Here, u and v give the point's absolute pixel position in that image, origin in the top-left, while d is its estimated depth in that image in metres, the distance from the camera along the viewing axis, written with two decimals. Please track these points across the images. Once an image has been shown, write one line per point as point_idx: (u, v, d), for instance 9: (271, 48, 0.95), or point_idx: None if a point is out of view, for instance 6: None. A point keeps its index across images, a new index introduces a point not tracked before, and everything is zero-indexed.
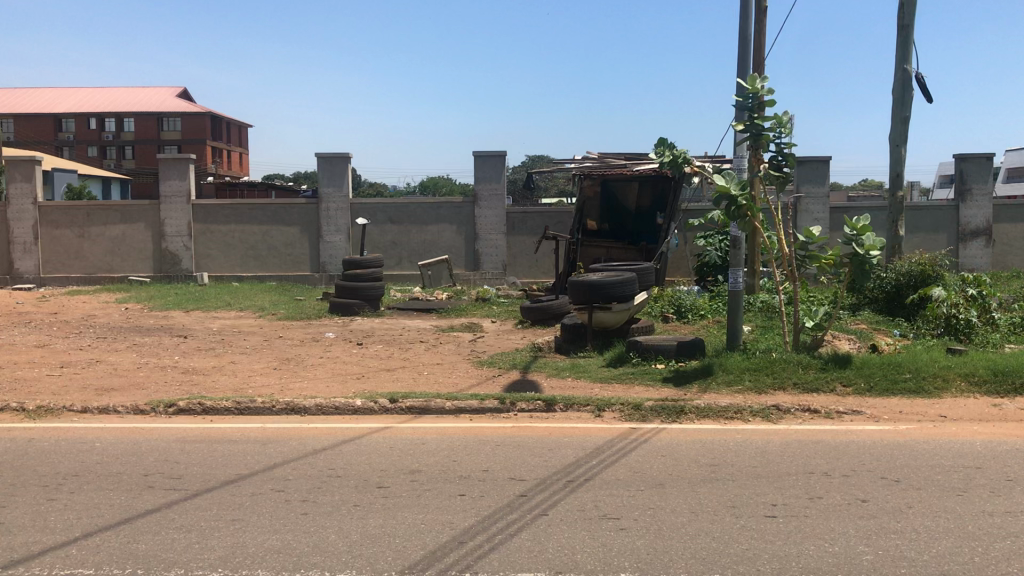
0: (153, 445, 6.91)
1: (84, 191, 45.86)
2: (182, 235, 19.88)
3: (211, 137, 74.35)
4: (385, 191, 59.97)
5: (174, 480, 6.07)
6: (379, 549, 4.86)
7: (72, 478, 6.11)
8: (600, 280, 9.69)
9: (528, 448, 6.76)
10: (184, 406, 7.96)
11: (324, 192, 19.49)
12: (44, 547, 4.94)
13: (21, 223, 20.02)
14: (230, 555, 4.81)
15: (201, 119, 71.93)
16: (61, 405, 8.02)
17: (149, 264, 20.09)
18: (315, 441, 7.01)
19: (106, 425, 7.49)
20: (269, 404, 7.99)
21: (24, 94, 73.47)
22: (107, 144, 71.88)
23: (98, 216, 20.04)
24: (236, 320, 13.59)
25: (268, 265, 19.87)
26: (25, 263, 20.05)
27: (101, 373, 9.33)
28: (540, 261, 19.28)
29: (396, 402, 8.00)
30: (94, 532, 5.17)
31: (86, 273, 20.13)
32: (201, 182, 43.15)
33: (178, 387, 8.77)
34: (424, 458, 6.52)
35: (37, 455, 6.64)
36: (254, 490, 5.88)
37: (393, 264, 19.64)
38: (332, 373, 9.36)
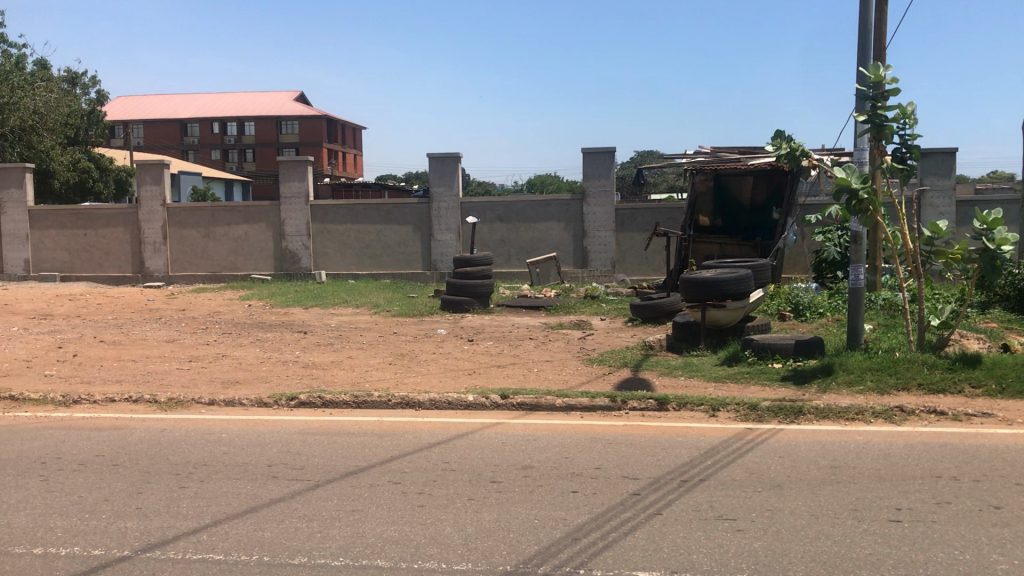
0: (275, 437, 7.14)
1: (209, 192, 47.75)
2: (301, 235, 20.50)
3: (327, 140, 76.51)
4: (496, 191, 60.55)
5: (297, 471, 6.27)
6: (493, 543, 4.92)
7: (201, 467, 6.39)
8: (714, 277, 9.53)
9: (641, 447, 6.71)
10: (305, 400, 8.21)
11: (435, 192, 19.82)
12: (177, 533, 5.19)
13: (151, 224, 21.02)
14: (351, 545, 4.95)
15: (316, 122, 73.78)
16: (191, 397, 8.40)
17: (269, 262, 20.79)
18: (429, 434, 7.14)
19: (231, 417, 7.81)
20: (385, 398, 8.16)
21: (153, 102, 77.55)
22: (230, 147, 75.03)
23: (221, 216, 20.85)
24: (353, 316, 13.90)
25: (381, 263, 20.32)
26: (155, 262, 21.06)
27: (227, 367, 9.72)
28: (649, 258, 19.13)
29: (507, 398, 8.06)
30: (223, 519, 5.39)
31: (211, 272, 20.97)
32: (317, 186, 44.63)
33: (299, 380, 9.06)
34: (538, 454, 6.56)
35: (169, 445, 6.97)
36: (372, 481, 6.03)
37: (503, 262, 19.81)
38: (445, 369, 9.49)
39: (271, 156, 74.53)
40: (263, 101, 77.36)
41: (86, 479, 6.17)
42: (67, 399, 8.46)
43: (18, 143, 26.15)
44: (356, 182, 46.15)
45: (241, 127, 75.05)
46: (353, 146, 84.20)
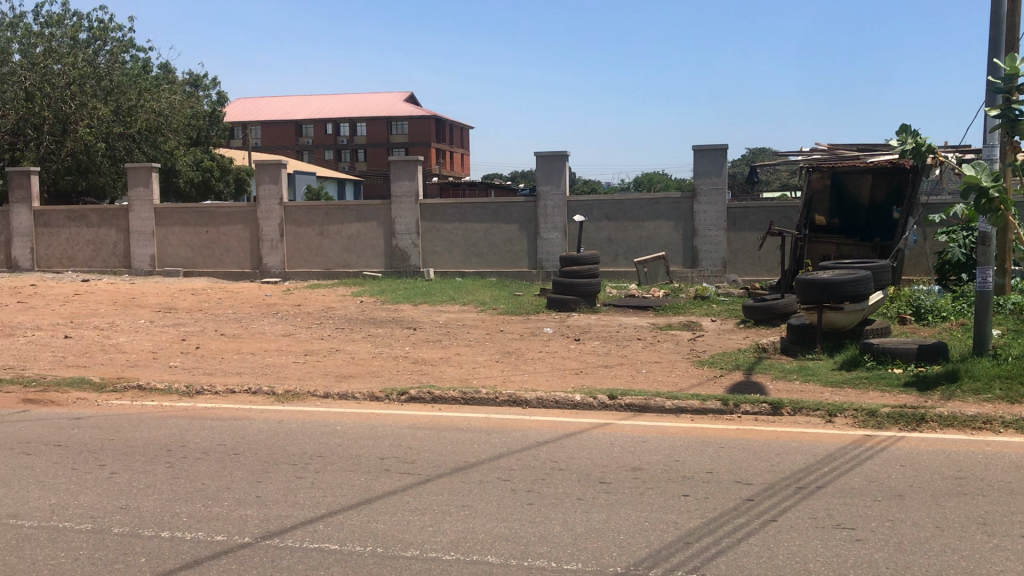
0: (388, 431, 7.27)
1: (323, 190, 49.18)
2: (411, 233, 20.84)
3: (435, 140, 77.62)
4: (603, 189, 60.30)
5: (408, 465, 6.37)
6: (603, 544, 4.88)
7: (317, 459, 6.56)
8: (832, 278, 9.24)
9: (755, 452, 6.55)
10: (415, 395, 8.33)
11: (543, 190, 19.85)
12: (295, 522, 5.34)
13: (268, 222, 21.72)
14: (461, 539, 5.00)
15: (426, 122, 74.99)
16: (306, 390, 8.64)
17: (380, 260, 21.21)
18: (537, 433, 7.15)
19: (344, 410, 7.99)
20: (493, 395, 8.21)
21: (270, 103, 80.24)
22: (342, 147, 76.99)
23: (335, 215, 21.39)
24: (460, 314, 14.06)
25: (488, 262, 20.48)
26: (272, 258, 21.76)
27: (340, 362, 9.96)
28: (762, 258, 18.71)
29: (615, 399, 8.00)
30: (338, 510, 5.52)
31: (324, 269, 21.53)
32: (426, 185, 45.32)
33: (409, 376, 9.22)
34: (647, 456, 6.48)
35: (286, 436, 7.18)
36: (481, 478, 6.07)
37: (610, 260, 19.71)
38: (553, 368, 9.49)
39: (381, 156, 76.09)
40: (373, 101, 79.04)
41: (210, 467, 6.42)
42: (190, 389, 8.82)
43: (146, 143, 27.44)
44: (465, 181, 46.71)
45: (353, 128, 76.95)
46: (460, 145, 85.18)
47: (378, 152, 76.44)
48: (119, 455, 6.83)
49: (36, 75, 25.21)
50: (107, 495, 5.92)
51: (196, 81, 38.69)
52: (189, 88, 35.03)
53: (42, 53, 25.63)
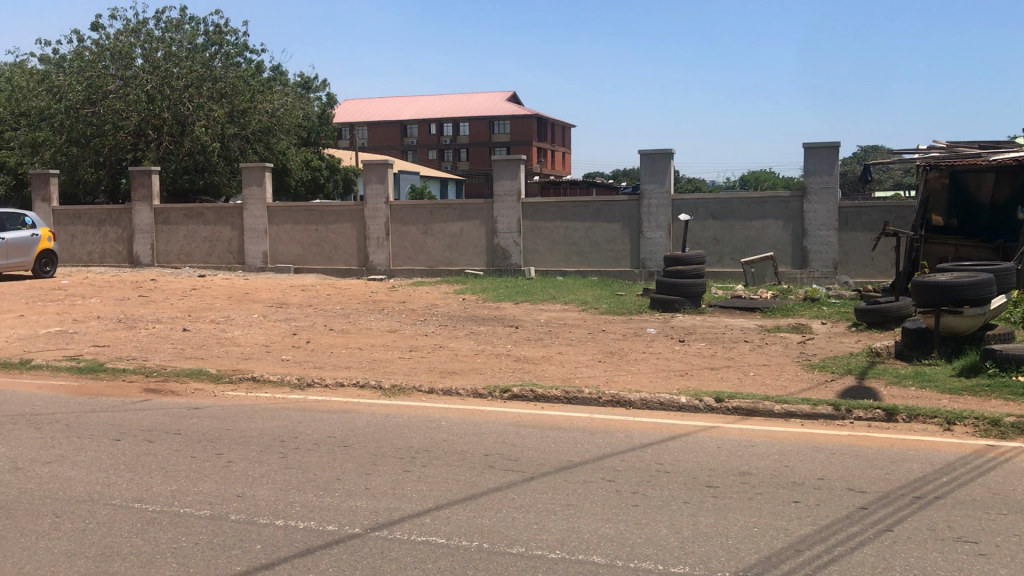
0: (492, 428, 7.32)
1: (426, 189, 49.91)
2: (513, 231, 20.94)
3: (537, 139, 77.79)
4: (707, 187, 59.29)
5: (513, 462, 6.40)
6: (711, 548, 4.81)
7: (423, 453, 6.66)
8: (950, 281, 8.88)
9: (868, 459, 6.34)
10: (518, 393, 8.37)
11: (646, 189, 19.66)
12: (402, 515, 5.43)
13: (374, 221, 22.14)
14: (566, 539, 4.99)
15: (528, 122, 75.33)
16: (411, 385, 8.78)
17: (482, 258, 21.39)
18: (641, 434, 7.09)
19: (448, 406, 8.09)
20: (596, 395, 8.17)
21: (375, 104, 82.01)
22: (446, 147, 77.96)
23: (438, 214, 21.67)
24: (562, 313, 14.05)
25: (590, 261, 20.42)
26: (378, 256, 22.19)
27: (444, 358, 10.08)
28: (875, 259, 18.13)
29: (722, 401, 7.86)
30: (445, 505, 5.58)
31: (428, 267, 21.84)
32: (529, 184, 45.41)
33: (512, 373, 9.27)
34: (755, 461, 6.35)
35: (393, 430, 7.31)
36: (586, 478, 6.05)
37: (715, 261, 19.39)
38: (657, 369, 9.39)
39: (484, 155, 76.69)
40: (476, 101, 79.71)
41: (321, 458, 6.59)
42: (301, 382, 9.08)
43: (258, 143, 28.35)
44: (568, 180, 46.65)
45: (456, 128, 77.96)
46: (562, 143, 85.14)
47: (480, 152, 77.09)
48: (235, 444, 7.08)
49: (157, 79, 26.32)
50: (225, 482, 6.14)
51: (305, 82, 39.71)
52: (299, 90, 36.04)
53: (162, 57, 26.63)
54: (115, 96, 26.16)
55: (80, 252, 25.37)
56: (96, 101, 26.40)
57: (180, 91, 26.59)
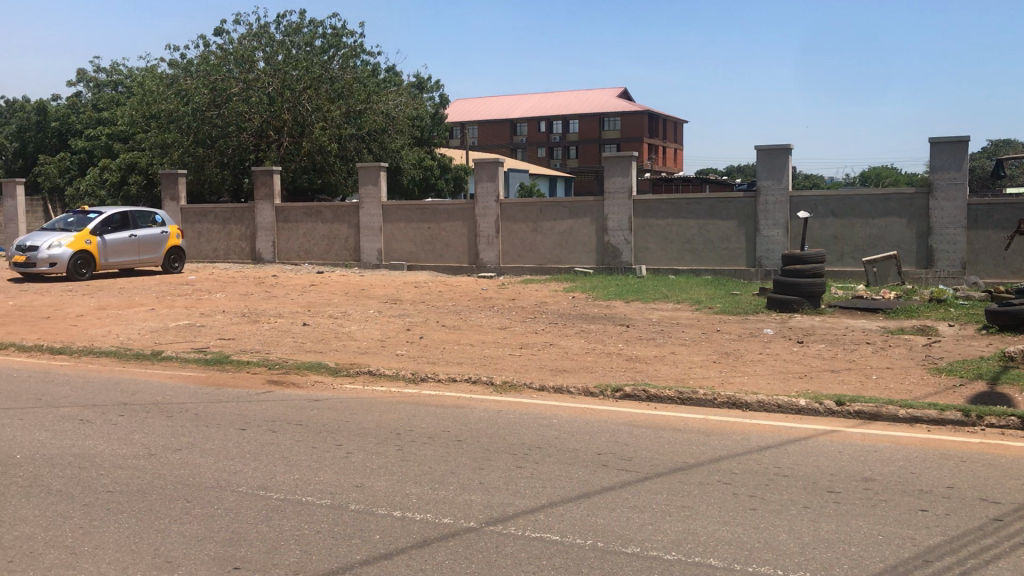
0: (604, 427, 7.29)
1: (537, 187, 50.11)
2: (624, 229, 20.80)
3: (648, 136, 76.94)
4: (825, 183, 57.45)
5: (627, 462, 6.36)
6: (833, 555, 4.67)
7: (536, 450, 6.68)
8: None
9: (1003, 469, 6.03)
10: (630, 392, 8.30)
11: (762, 185, 19.22)
12: (517, 511, 5.46)
13: (485, 218, 22.35)
14: (682, 540, 4.92)
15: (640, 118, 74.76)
16: (523, 382, 8.83)
17: (592, 256, 21.32)
18: (759, 437, 6.94)
19: (561, 404, 8.10)
20: (711, 396, 8.05)
21: (487, 103, 83.20)
22: (555, 145, 78.14)
23: (549, 211, 21.70)
24: (675, 312, 13.88)
25: (703, 259, 20.11)
26: (488, 254, 22.39)
27: (556, 356, 10.09)
28: (1008, 259, 17.31)
29: (843, 405, 7.62)
30: (558, 502, 5.59)
31: (538, 265, 21.91)
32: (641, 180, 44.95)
33: (624, 373, 9.21)
34: (879, 467, 6.13)
35: (507, 426, 7.38)
36: (701, 479, 5.96)
37: (835, 260, 18.81)
38: (773, 371, 9.17)
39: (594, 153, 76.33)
40: (587, 98, 79.33)
41: (437, 452, 6.70)
42: (415, 376, 9.26)
43: (373, 143, 29.00)
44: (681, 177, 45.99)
45: (566, 124, 77.66)
46: (673, 140, 84.06)
47: (591, 150, 76.82)
48: (353, 435, 7.27)
49: (278, 81, 27.23)
50: (345, 473, 6.30)
51: (419, 83, 40.33)
52: (412, 89, 36.63)
53: (282, 60, 27.54)
54: (238, 99, 27.12)
55: (206, 249, 26.51)
56: (220, 103, 27.48)
57: (299, 92, 27.44)
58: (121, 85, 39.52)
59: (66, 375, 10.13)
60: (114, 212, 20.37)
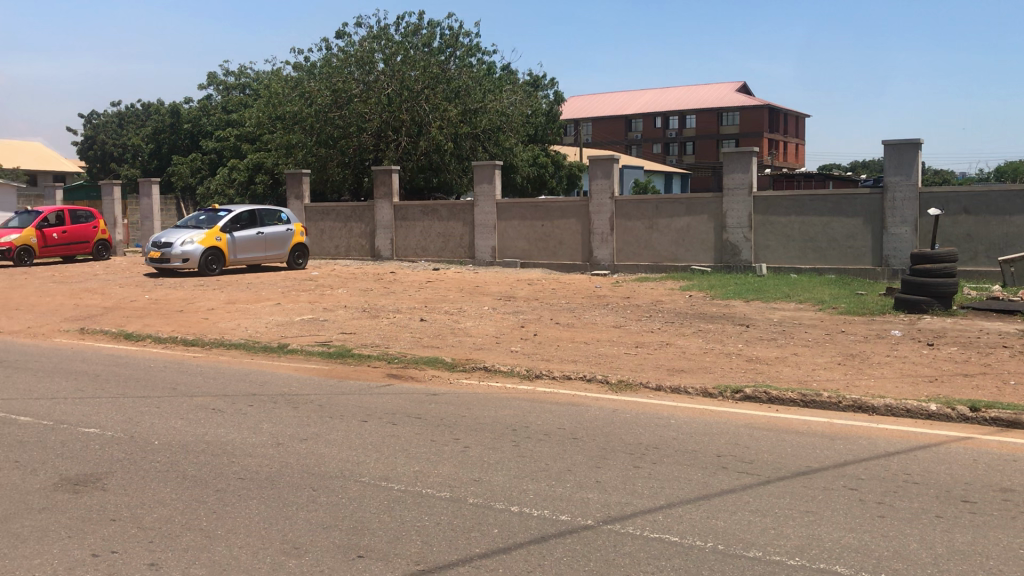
0: (723, 428, 7.18)
1: (652, 183, 49.56)
2: (743, 227, 20.37)
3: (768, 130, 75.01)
4: (958, 178, 54.77)
5: (747, 464, 6.24)
6: (969, 567, 4.47)
7: (653, 450, 6.63)
8: None
9: None
10: (750, 394, 8.14)
11: (890, 181, 18.54)
12: (635, 510, 5.43)
13: (600, 216, 22.27)
14: (807, 546, 4.80)
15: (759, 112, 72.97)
16: (640, 381, 8.77)
17: (710, 254, 20.97)
18: (887, 442, 6.69)
19: (678, 404, 8.01)
20: (835, 399, 7.80)
21: (602, 99, 83.02)
22: (671, 141, 77.18)
23: (665, 209, 21.46)
24: (796, 312, 13.52)
25: (826, 258, 19.53)
26: (602, 252, 22.30)
27: (673, 355, 9.98)
28: None
29: (977, 411, 7.27)
30: (677, 503, 5.53)
31: (653, 263, 21.70)
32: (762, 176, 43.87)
33: (744, 374, 9.03)
34: (1019, 478, 5.82)
35: (623, 425, 7.34)
36: (825, 484, 5.79)
37: (968, 259, 17.98)
38: (902, 374, 8.83)
39: (712, 148, 75.01)
40: (704, 92, 77.98)
41: (552, 449, 6.72)
42: (530, 373, 9.32)
43: (489, 141, 29.28)
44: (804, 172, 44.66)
45: (683, 120, 76.54)
46: (794, 134, 81.73)
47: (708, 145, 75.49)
48: (470, 430, 7.37)
49: (397, 82, 27.82)
50: (463, 467, 6.40)
51: (535, 81, 40.45)
52: (527, 87, 36.78)
53: (400, 61, 28.01)
54: (358, 100, 28.00)
55: (328, 246, 27.35)
56: (342, 104, 28.43)
57: (417, 91, 27.97)
58: (249, 88, 41.16)
59: (199, 366, 10.63)
60: (242, 211, 21.26)
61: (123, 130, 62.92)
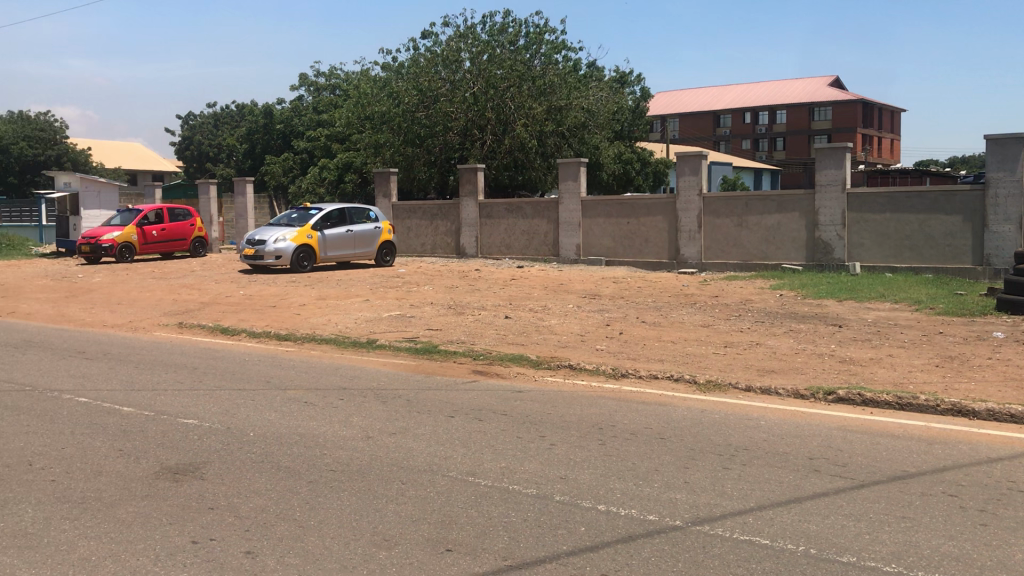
0: (816, 430, 7.03)
1: (742, 180, 48.73)
2: (836, 224, 19.88)
3: (863, 125, 72.92)
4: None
5: (840, 468, 6.10)
6: None
7: (743, 451, 6.54)
8: None
9: None
10: (843, 395, 7.95)
11: (993, 177, 17.90)
12: (724, 512, 5.37)
13: (688, 213, 22.02)
14: (904, 553, 4.67)
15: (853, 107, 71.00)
16: (729, 382, 8.65)
17: (801, 252, 20.52)
18: (989, 448, 6.45)
19: (769, 405, 7.87)
20: (933, 403, 7.57)
21: (690, 95, 82.00)
22: (761, 137, 75.74)
23: (755, 206, 21.10)
24: (892, 312, 13.13)
25: (924, 256, 18.92)
26: (690, 249, 22.04)
27: (762, 356, 9.81)
28: None
29: None
30: (767, 506, 5.44)
31: (742, 261, 21.35)
32: (857, 172, 42.67)
33: (837, 375, 8.83)
34: None
35: (712, 426, 7.25)
36: (924, 490, 5.62)
37: None
38: (1005, 378, 8.50)
39: (804, 144, 73.33)
40: (796, 87, 76.28)
41: (640, 449, 6.68)
42: (616, 372, 9.29)
43: (574, 139, 29.23)
44: (901, 168, 43.26)
45: (773, 115, 75.03)
46: (890, 129, 79.26)
47: (799, 141, 73.82)
48: (557, 428, 7.38)
49: (482, 81, 28.03)
50: (550, 464, 6.42)
51: (621, 77, 40.17)
52: (614, 84, 36.56)
53: (487, 59, 28.22)
54: (445, 99, 28.30)
55: (414, 244, 27.73)
56: (429, 103, 28.79)
57: (503, 89, 28.10)
58: (339, 88, 42.00)
59: (292, 360, 10.91)
60: (332, 209, 21.76)
61: (218, 130, 65.07)
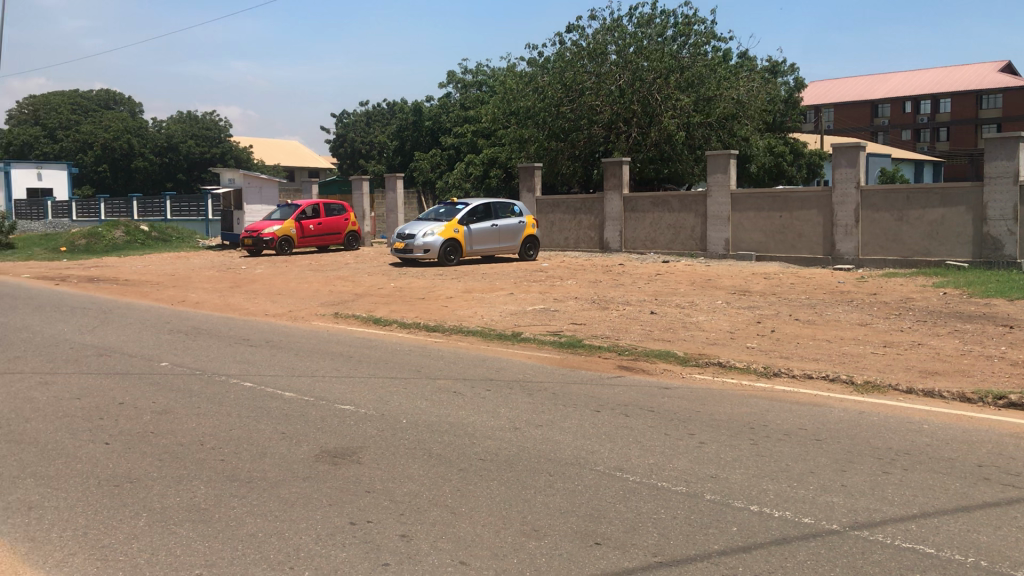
0: (984, 437, 6.66)
1: (902, 172, 46.46)
2: (1007, 219, 18.69)
3: None
4: None
5: (1012, 477, 5.76)
6: None
7: (904, 455, 6.28)
8: None
9: None
10: (1016, 401, 7.50)
11: None
12: (886, 517, 5.18)
13: (844, 207, 21.22)
14: None
15: None
16: (888, 383, 8.31)
17: (967, 249, 19.39)
18: None
19: (933, 409, 7.52)
20: None
21: (846, 84, 78.73)
22: (923, 127, 71.92)
23: (917, 199, 20.11)
24: None
25: None
26: (846, 245, 21.23)
27: (925, 356, 9.38)
28: None
29: None
30: (933, 513, 5.21)
31: (902, 257, 20.37)
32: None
33: (1008, 378, 8.34)
34: None
35: (870, 428, 6.99)
36: None
37: None
38: None
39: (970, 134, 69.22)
40: (962, 73, 72.04)
41: (794, 450, 6.51)
42: (767, 370, 9.07)
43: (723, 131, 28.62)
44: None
45: (936, 104, 71.13)
46: None
47: (965, 131, 69.72)
48: (707, 426, 7.28)
49: (629, 73, 27.84)
50: (700, 462, 6.35)
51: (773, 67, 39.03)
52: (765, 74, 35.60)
53: (634, 51, 28.04)
54: (590, 92, 28.28)
55: (558, 238, 27.85)
56: (574, 97, 28.85)
57: (650, 82, 27.83)
58: (485, 85, 42.62)
59: (441, 350, 11.21)
60: (478, 204, 22.19)
61: (371, 127, 67.37)
